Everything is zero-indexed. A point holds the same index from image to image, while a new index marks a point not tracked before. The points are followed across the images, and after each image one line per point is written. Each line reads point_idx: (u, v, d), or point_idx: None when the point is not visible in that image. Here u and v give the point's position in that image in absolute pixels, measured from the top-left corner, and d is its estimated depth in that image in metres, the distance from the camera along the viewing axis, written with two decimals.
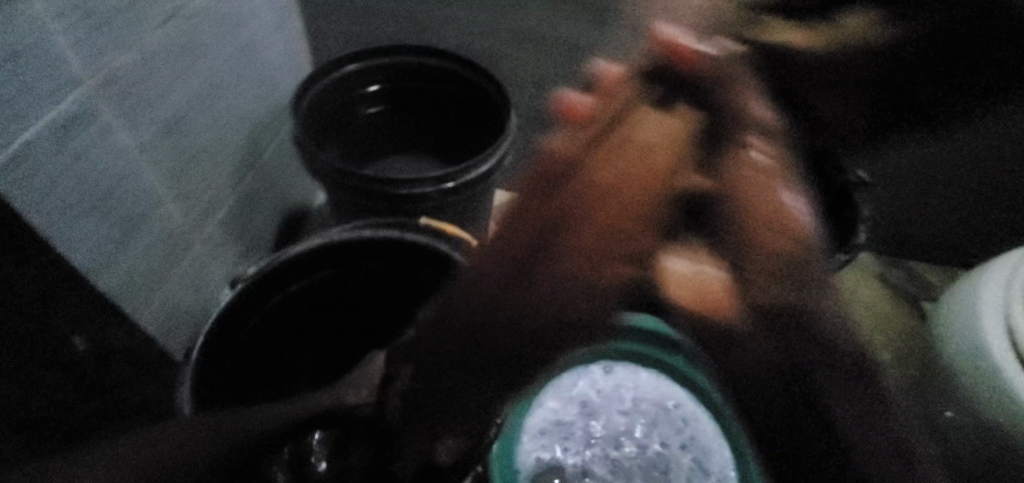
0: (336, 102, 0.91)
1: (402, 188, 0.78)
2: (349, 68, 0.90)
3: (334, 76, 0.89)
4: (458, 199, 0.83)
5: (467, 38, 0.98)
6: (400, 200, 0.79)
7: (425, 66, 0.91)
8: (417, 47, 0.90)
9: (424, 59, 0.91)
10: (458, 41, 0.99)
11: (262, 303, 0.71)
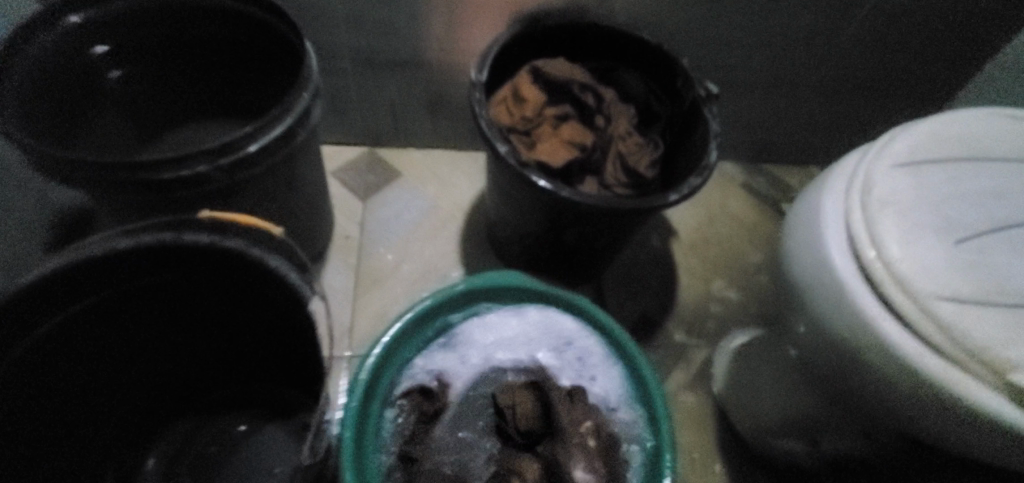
0: (69, 67, 0.69)
1: (166, 171, 0.61)
2: (73, 20, 0.67)
3: (55, 31, 0.66)
4: (255, 173, 0.67)
5: None
6: (173, 184, 0.62)
7: (185, 4, 0.71)
8: None
9: None
10: None
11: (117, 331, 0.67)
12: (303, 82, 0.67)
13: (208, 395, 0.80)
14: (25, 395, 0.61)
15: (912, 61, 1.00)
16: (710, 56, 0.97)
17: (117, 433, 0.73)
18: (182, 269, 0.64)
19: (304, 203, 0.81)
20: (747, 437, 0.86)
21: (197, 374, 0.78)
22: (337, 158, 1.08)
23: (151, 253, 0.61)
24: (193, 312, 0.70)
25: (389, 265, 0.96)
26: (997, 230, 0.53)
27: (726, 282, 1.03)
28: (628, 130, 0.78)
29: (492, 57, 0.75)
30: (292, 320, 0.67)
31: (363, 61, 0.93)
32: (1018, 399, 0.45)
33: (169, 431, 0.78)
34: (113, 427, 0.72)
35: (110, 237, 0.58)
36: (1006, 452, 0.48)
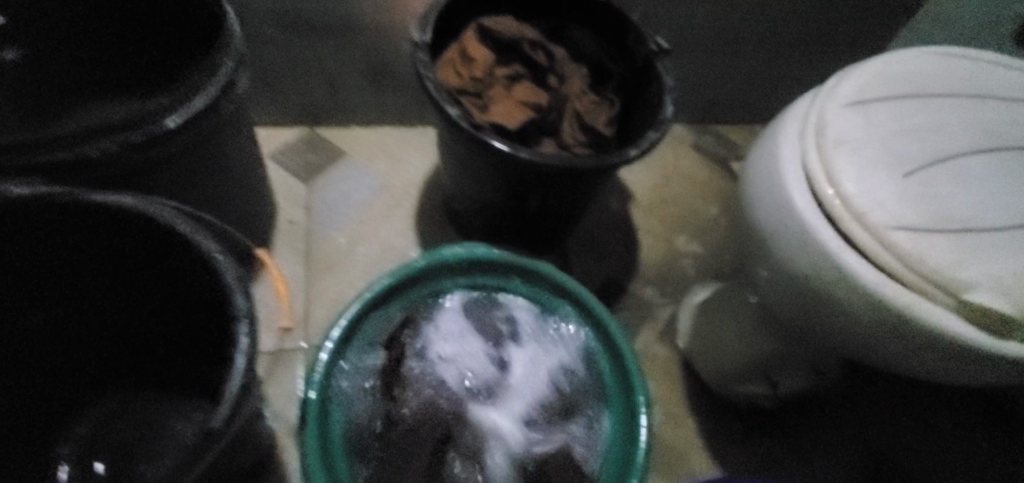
0: None
1: (69, 153, 0.55)
2: None
3: None
4: (180, 151, 0.60)
5: None
6: (80, 168, 0.56)
7: None
8: None
9: None
10: None
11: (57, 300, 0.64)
12: (226, 47, 0.60)
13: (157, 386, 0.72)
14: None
15: (847, 12, 1.03)
16: (657, 13, 0.96)
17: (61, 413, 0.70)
18: (75, 233, 0.57)
19: (242, 185, 0.75)
20: (714, 386, 0.87)
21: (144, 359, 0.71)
22: (275, 138, 1.00)
23: (20, 212, 0.54)
24: (97, 285, 0.64)
25: (340, 248, 0.91)
26: (944, 161, 0.54)
27: (685, 236, 1.04)
28: (583, 89, 0.76)
29: (436, 15, 0.70)
30: (204, 302, 0.59)
31: (292, 30, 0.86)
32: (970, 318, 0.48)
33: (85, 416, 0.70)
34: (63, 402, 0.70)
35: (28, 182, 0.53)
36: (961, 365, 0.50)
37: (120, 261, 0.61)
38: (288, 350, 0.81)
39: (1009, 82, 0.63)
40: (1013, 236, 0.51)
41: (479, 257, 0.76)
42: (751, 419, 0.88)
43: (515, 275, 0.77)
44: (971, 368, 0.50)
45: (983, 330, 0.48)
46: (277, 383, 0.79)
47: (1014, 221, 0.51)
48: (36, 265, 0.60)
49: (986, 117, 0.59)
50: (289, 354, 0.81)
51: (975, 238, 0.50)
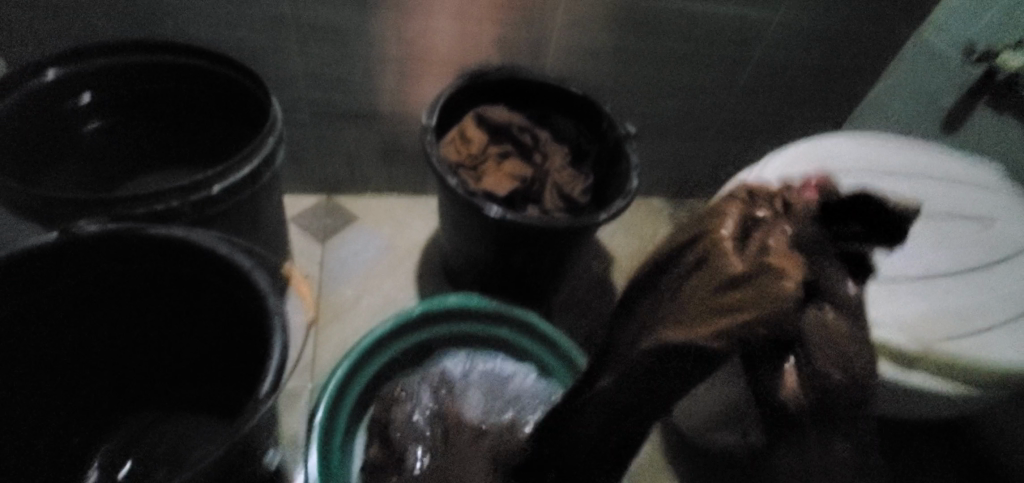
0: (44, 117, 0.74)
1: (142, 206, 0.66)
2: (49, 76, 0.73)
3: (33, 85, 0.72)
4: (222, 210, 0.73)
5: (213, 27, 0.87)
6: (146, 220, 0.67)
7: (155, 62, 0.79)
8: (139, 41, 0.77)
9: (150, 54, 0.78)
10: (203, 32, 0.88)
11: (104, 334, 0.71)
12: (270, 127, 0.75)
13: (180, 411, 0.80)
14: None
15: (793, 104, 1.20)
16: (630, 105, 1.13)
17: (92, 435, 0.76)
18: (137, 272, 0.67)
19: (268, 241, 0.86)
20: (691, 432, 0.95)
21: (174, 383, 0.79)
22: (296, 205, 1.14)
23: (92, 250, 0.62)
24: (144, 312, 0.71)
25: (347, 301, 1.01)
26: None
27: None
28: (563, 164, 0.89)
29: (440, 105, 0.86)
30: (238, 322, 0.67)
31: (323, 115, 1.02)
32: (880, 351, 0.57)
33: (119, 428, 0.78)
34: (96, 426, 0.76)
35: (103, 225, 0.62)
36: (881, 395, 0.59)
37: (169, 295, 0.70)
38: (295, 391, 0.89)
39: (913, 162, 0.76)
40: (914, 285, 0.61)
41: (465, 307, 0.87)
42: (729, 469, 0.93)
43: (498, 323, 0.88)
44: (892, 398, 0.58)
45: (894, 364, 0.57)
46: (284, 420, 0.86)
47: (913, 272, 0.62)
48: (92, 302, 0.67)
49: (891, 189, 0.71)
50: (296, 395, 0.89)
51: (880, 284, 0.61)
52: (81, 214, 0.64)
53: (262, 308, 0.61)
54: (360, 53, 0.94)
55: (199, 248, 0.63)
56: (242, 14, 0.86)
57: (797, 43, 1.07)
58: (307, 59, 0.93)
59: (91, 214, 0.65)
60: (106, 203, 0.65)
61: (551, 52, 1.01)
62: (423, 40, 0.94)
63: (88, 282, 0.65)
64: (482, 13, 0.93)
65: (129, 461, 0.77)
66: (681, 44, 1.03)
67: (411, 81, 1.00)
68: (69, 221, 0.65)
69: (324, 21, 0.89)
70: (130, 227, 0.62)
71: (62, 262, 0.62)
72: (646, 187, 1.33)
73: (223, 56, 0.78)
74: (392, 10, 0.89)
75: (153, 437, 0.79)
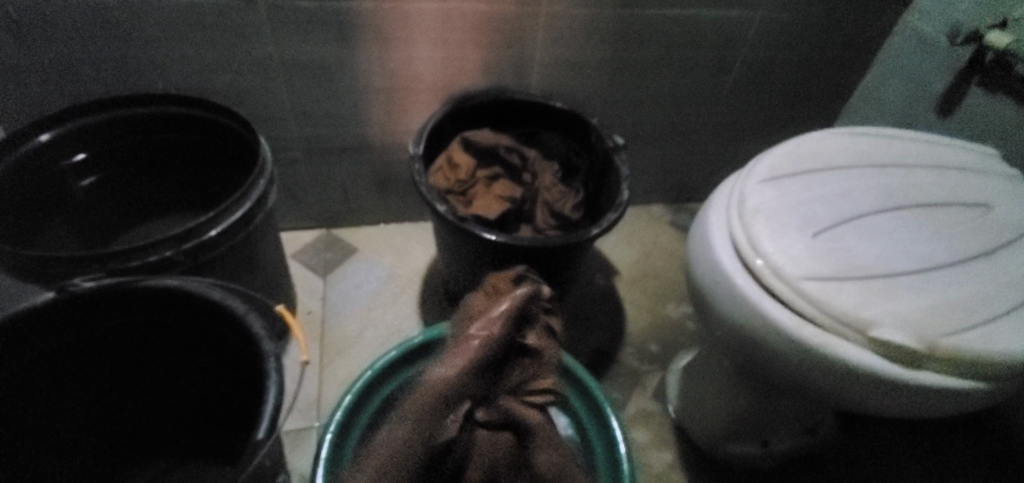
0: (40, 176, 0.77)
1: (135, 258, 0.67)
2: (42, 138, 0.75)
3: (26, 148, 0.74)
4: (217, 254, 0.73)
5: (202, 76, 0.89)
6: (141, 271, 0.68)
7: (147, 114, 0.81)
8: (128, 96, 0.79)
9: (140, 107, 0.80)
10: (192, 81, 0.90)
11: (106, 385, 0.72)
12: (259, 169, 0.76)
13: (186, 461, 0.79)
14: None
15: (783, 100, 1.19)
16: (619, 114, 1.13)
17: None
18: (134, 324, 0.68)
19: (266, 280, 0.87)
20: (706, 446, 0.92)
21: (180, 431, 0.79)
22: (296, 241, 1.15)
23: (88, 305, 0.64)
24: (146, 360, 0.73)
25: (350, 333, 1.01)
26: (846, 222, 0.65)
27: (664, 302, 1.14)
28: (553, 181, 0.89)
29: (426, 133, 0.87)
30: (236, 365, 0.68)
31: (315, 150, 1.03)
32: (882, 351, 0.56)
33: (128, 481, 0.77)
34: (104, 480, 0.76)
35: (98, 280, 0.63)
36: (888, 396, 0.57)
37: (168, 343, 0.71)
38: (302, 429, 0.89)
39: (904, 153, 0.75)
40: (913, 279, 0.60)
41: None
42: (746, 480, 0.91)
43: None
44: (897, 397, 0.57)
45: (897, 363, 0.55)
46: (292, 460, 0.86)
47: (911, 266, 0.61)
48: (92, 356, 0.68)
49: (883, 182, 0.70)
50: (303, 433, 0.88)
51: (878, 282, 0.59)
52: (76, 272, 0.66)
53: (256, 351, 0.61)
54: (347, 86, 0.95)
55: (193, 295, 0.64)
56: (229, 58, 0.88)
57: (781, 39, 1.07)
58: (294, 98, 0.95)
59: (86, 270, 0.66)
60: (100, 258, 0.66)
61: (535, 70, 1.02)
62: (407, 69, 0.96)
63: (86, 337, 0.67)
64: (462, 39, 0.94)
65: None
66: (662, 51, 1.03)
67: (398, 111, 1.01)
68: (63, 278, 0.66)
69: (307, 60, 0.91)
70: (123, 281, 0.63)
71: (59, 319, 0.63)
72: (643, 195, 1.32)
73: (207, 102, 0.80)
74: (374, 43, 0.91)
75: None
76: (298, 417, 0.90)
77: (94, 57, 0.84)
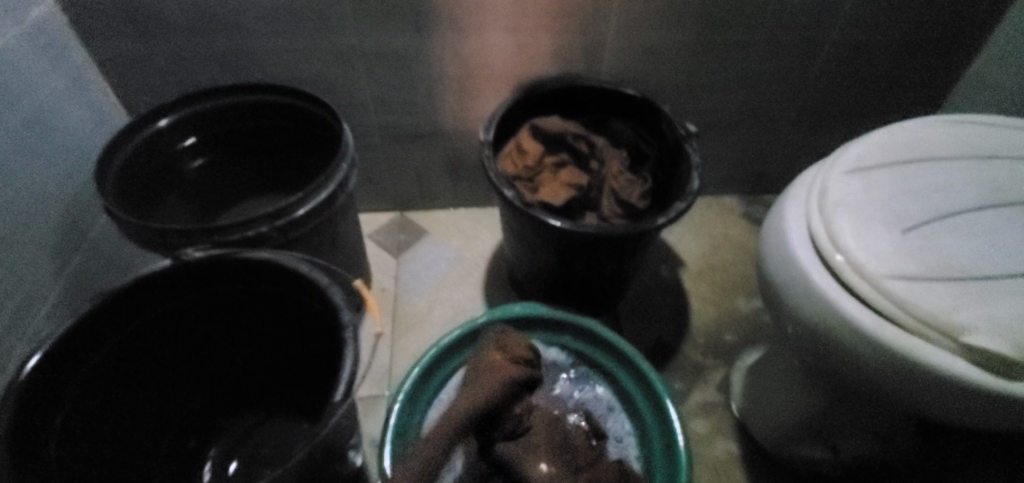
0: (158, 158, 0.87)
1: (235, 233, 0.75)
2: (161, 123, 0.85)
3: (146, 132, 0.84)
4: (304, 231, 0.80)
5: (293, 67, 0.96)
6: (239, 243, 0.76)
7: (245, 103, 0.89)
8: (230, 85, 0.87)
9: (240, 95, 0.88)
10: (284, 72, 0.97)
11: (209, 344, 0.81)
12: (342, 154, 0.81)
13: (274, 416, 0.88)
14: (98, 407, 0.71)
15: (878, 85, 1.10)
16: (693, 101, 1.09)
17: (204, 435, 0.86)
18: (234, 290, 0.76)
19: (346, 257, 0.94)
20: (770, 447, 0.90)
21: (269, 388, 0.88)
22: (373, 222, 1.22)
23: (196, 271, 0.72)
24: (243, 324, 0.81)
25: (419, 310, 1.07)
26: (943, 218, 0.60)
27: (733, 296, 1.11)
28: (620, 169, 0.89)
29: (496, 120, 0.89)
30: (318, 333, 0.74)
31: (391, 136, 1.09)
32: (976, 359, 0.52)
33: (228, 430, 0.87)
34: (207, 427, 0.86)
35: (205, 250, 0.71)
36: (978, 410, 0.53)
37: (260, 309, 0.79)
38: (374, 397, 0.95)
39: (1019, 144, 0.68)
40: (1019, 284, 0.55)
41: (525, 314, 0.88)
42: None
43: (565, 333, 0.88)
44: (990, 411, 0.53)
45: (993, 373, 0.51)
46: (364, 424, 0.93)
47: (1017, 269, 0.55)
48: (198, 316, 0.78)
49: (990, 177, 0.64)
50: (376, 401, 0.95)
51: (975, 285, 0.55)
52: (186, 242, 0.75)
53: (335, 320, 0.67)
54: (422, 75, 0.99)
55: (282, 268, 0.71)
56: (316, 49, 0.94)
57: (877, 19, 0.99)
58: (374, 87, 1.00)
59: (195, 241, 0.74)
60: (207, 231, 0.74)
61: (606, 56, 1.01)
62: (479, 57, 0.98)
63: (194, 300, 0.76)
64: (534, 26, 0.95)
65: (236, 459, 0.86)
66: (742, 34, 0.99)
67: (469, 98, 1.04)
68: (177, 247, 0.75)
69: (386, 50, 0.95)
70: (226, 252, 0.71)
71: (173, 281, 0.72)
72: (717, 184, 1.28)
73: (297, 91, 0.86)
74: (448, 32, 0.94)
75: (252, 437, 0.87)
76: (372, 385, 0.96)
77: (203, 50, 0.93)
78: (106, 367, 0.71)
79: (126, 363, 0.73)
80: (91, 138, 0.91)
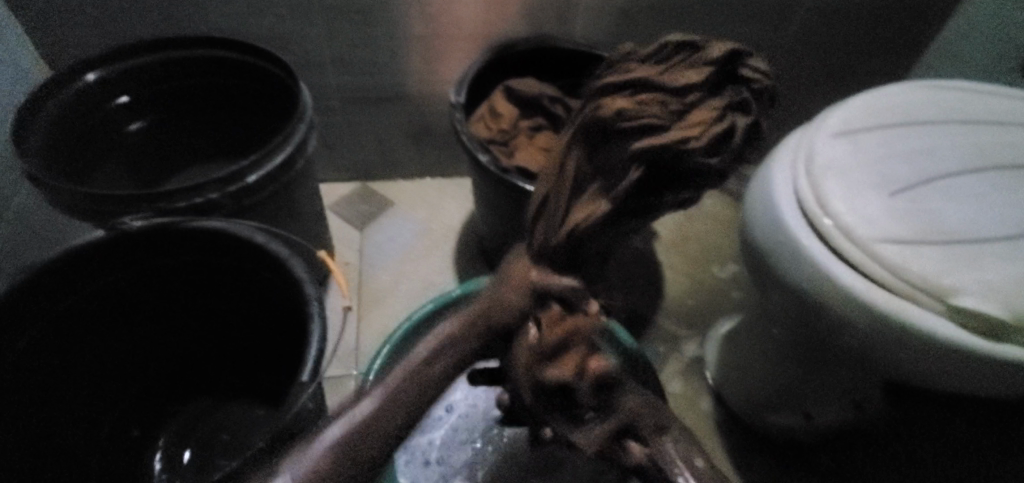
0: (87, 117, 0.77)
1: (180, 200, 0.67)
2: (89, 78, 0.75)
3: (73, 86, 0.74)
4: (258, 199, 0.73)
5: (242, 20, 0.87)
6: (185, 212, 0.68)
7: (188, 56, 0.80)
8: (174, 38, 0.78)
9: (185, 50, 0.79)
10: (232, 25, 0.88)
11: (154, 322, 0.74)
12: (299, 113, 0.74)
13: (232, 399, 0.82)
14: (27, 396, 0.63)
15: (851, 55, 1.10)
16: None
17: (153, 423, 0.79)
18: (182, 264, 0.69)
19: (307, 230, 0.87)
20: (744, 415, 0.90)
21: (224, 370, 0.82)
22: (333, 193, 1.15)
23: (136, 242, 0.65)
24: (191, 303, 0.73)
25: (387, 285, 1.01)
26: (927, 181, 0.59)
27: (705, 267, 1.10)
28: None
29: (468, 81, 0.83)
30: (280, 310, 0.68)
31: (354, 100, 1.01)
32: (962, 320, 0.51)
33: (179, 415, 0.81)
34: (155, 413, 0.79)
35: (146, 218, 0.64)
36: (959, 372, 0.54)
37: (214, 285, 0.72)
38: (340, 377, 0.90)
39: (993, 107, 0.68)
40: (1001, 246, 0.55)
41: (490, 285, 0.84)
42: (781, 452, 0.89)
43: None
44: (974, 373, 0.53)
45: (977, 334, 0.51)
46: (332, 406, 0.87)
47: (999, 231, 0.55)
48: (140, 291, 0.70)
49: (968, 140, 0.64)
50: (344, 381, 0.90)
51: (962, 248, 0.54)
52: (121, 210, 0.66)
53: (298, 293, 0.61)
54: (385, 31, 0.92)
55: (236, 238, 0.64)
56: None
57: None
58: (333, 45, 0.92)
59: (133, 210, 0.66)
60: (147, 200, 0.66)
61: (582, 17, 0.96)
62: (448, 14, 0.91)
63: (135, 275, 0.68)
64: None
65: (189, 448, 0.80)
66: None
67: (437, 58, 0.97)
68: (113, 217, 0.67)
69: (345, 2, 0.87)
70: (172, 220, 0.64)
71: (109, 253, 0.64)
72: None
73: (248, 44, 0.78)
74: None
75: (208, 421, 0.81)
76: (338, 364, 0.91)
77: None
78: (35, 350, 0.63)
79: (58, 347, 0.65)
80: (6, 96, 0.80)
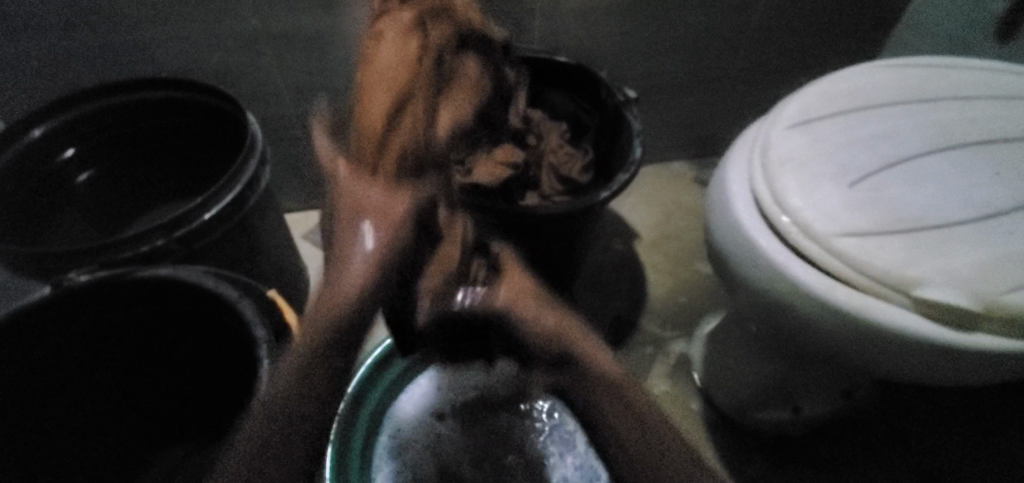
0: (35, 174, 0.76)
1: (128, 249, 0.66)
2: (34, 133, 0.74)
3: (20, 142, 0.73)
4: (211, 241, 0.72)
5: (191, 57, 0.86)
6: (134, 262, 0.67)
7: (133, 101, 0.78)
8: (110, 84, 0.76)
9: (126, 95, 0.78)
10: (183, 62, 0.87)
11: (116, 374, 0.72)
12: (248, 149, 0.72)
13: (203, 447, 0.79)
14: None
15: (817, 37, 1.07)
16: (633, 66, 1.05)
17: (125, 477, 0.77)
18: (134, 314, 0.68)
19: (271, 263, 0.86)
20: (733, 414, 0.87)
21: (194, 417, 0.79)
22: (304, 222, 1.13)
23: (83, 297, 0.64)
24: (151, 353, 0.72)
25: None
26: (889, 166, 0.57)
27: (687, 264, 1.08)
28: (560, 143, 0.87)
29: None
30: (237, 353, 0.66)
31: (315, 126, 1.00)
32: (930, 312, 0.49)
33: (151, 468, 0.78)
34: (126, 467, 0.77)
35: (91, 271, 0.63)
36: (930, 365, 0.52)
37: (170, 331, 0.70)
38: None
39: (958, 83, 0.66)
40: (968, 229, 0.52)
41: None
42: (772, 450, 0.86)
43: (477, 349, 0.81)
44: (948, 364, 0.51)
45: (947, 325, 0.49)
46: None
47: (965, 214, 0.53)
48: (97, 344, 0.69)
49: (931, 119, 0.62)
50: None
51: (925, 235, 0.52)
52: (67, 265, 0.65)
53: (247, 336, 0.60)
54: (338, 56, 0.91)
55: (182, 283, 0.63)
56: (214, 34, 0.84)
57: None
58: (286, 73, 0.91)
59: (81, 264, 0.66)
60: (94, 253, 0.65)
61: (538, 23, 0.94)
62: None
63: (87, 328, 0.67)
64: None
65: None
66: None
67: None
68: (62, 274, 0.66)
69: (293, 30, 0.86)
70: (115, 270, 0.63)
71: (56, 310, 0.63)
72: (665, 152, 1.24)
73: (195, 82, 0.77)
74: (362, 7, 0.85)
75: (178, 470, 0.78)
76: None
77: (79, 45, 0.82)
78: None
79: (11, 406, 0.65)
80: None
